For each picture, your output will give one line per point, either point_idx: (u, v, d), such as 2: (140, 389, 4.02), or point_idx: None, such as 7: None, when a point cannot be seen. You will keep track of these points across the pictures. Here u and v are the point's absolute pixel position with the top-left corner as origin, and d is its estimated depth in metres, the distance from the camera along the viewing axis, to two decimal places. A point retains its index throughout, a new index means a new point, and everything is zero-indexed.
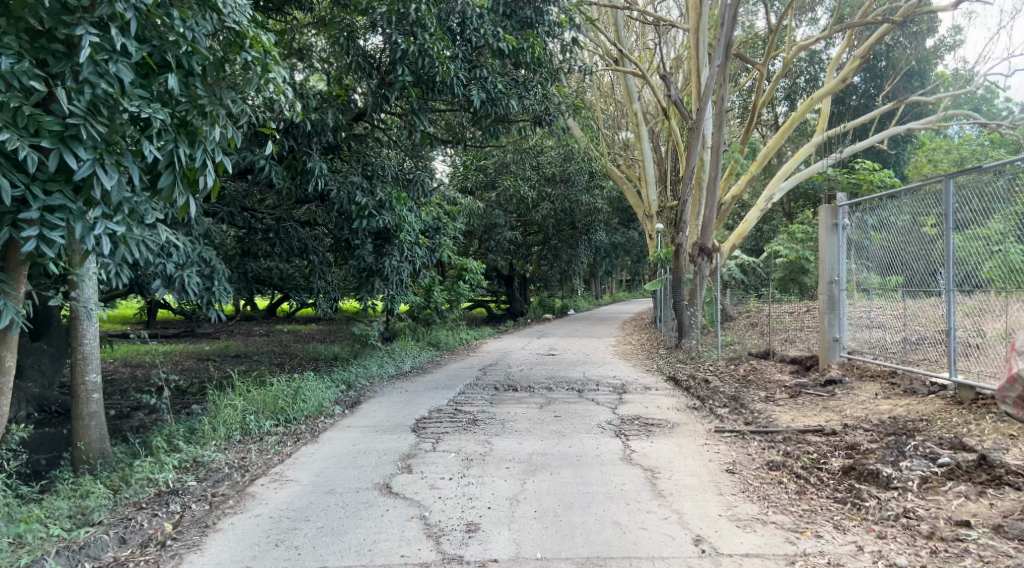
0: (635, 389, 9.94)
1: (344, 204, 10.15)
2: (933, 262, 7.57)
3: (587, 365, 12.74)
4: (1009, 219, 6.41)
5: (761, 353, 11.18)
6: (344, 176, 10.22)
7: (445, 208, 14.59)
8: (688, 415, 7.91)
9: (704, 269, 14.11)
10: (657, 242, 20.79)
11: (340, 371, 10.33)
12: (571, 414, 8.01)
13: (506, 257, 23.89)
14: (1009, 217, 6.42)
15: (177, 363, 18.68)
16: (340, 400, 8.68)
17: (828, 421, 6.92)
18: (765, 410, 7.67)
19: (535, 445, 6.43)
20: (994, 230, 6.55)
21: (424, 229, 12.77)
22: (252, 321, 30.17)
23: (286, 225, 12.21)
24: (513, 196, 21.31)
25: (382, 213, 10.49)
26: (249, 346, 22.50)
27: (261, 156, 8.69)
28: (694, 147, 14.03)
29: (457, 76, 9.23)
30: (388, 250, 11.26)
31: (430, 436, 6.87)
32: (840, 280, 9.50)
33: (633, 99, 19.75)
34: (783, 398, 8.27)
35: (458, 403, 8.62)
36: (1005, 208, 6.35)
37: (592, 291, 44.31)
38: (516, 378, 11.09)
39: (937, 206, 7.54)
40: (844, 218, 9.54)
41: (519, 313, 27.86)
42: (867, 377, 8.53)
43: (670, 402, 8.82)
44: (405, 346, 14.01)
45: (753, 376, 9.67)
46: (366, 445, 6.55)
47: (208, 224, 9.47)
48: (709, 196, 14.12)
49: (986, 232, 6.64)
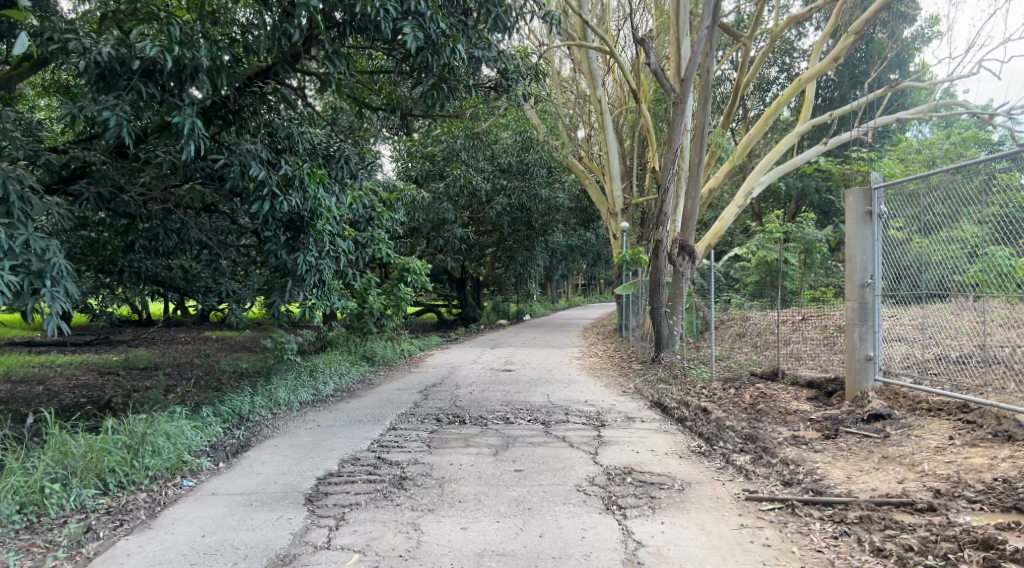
0: (616, 422, 7.77)
1: (238, 180, 7.75)
2: (905, 267, 7.20)
3: (551, 385, 10.51)
4: (990, 221, 6.26)
5: (766, 373, 9.14)
6: (238, 143, 7.82)
7: (380, 195, 12.24)
8: (696, 466, 5.77)
9: (683, 270, 12.01)
10: (622, 242, 18.69)
11: (232, 399, 7.87)
12: (538, 465, 5.80)
13: (457, 257, 21.50)
14: (990, 218, 6.24)
15: (68, 378, 15.83)
16: (217, 446, 6.26)
17: (904, 482, 4.89)
18: (801, 460, 5.61)
19: (487, 534, 4.18)
20: (973, 233, 6.45)
21: (351, 217, 10.31)
22: (178, 327, 27.15)
23: (178, 214, 9.66)
24: (464, 187, 18.97)
25: (290, 193, 8.11)
26: (161, 357, 19.56)
27: (106, 107, 6.15)
28: (675, 130, 11.92)
29: (385, 8, 7.09)
30: (302, 243, 8.82)
31: (329, 515, 4.53)
32: (874, 282, 7.53)
33: (596, 82, 17.89)
34: (817, 441, 6.23)
35: (383, 449, 6.30)
36: (984, 209, 6.23)
37: (547, 295, 42.10)
38: (464, 405, 8.75)
39: (911, 206, 7.27)
40: (879, 204, 7.57)
41: (472, 320, 25.36)
42: (922, 411, 6.52)
43: (665, 443, 6.67)
44: (331, 361, 11.59)
45: (764, 405, 7.61)
46: (222, 538, 4.17)
47: (42, 204, 6.97)
48: (691, 186, 12.06)
49: (966, 234, 6.50)
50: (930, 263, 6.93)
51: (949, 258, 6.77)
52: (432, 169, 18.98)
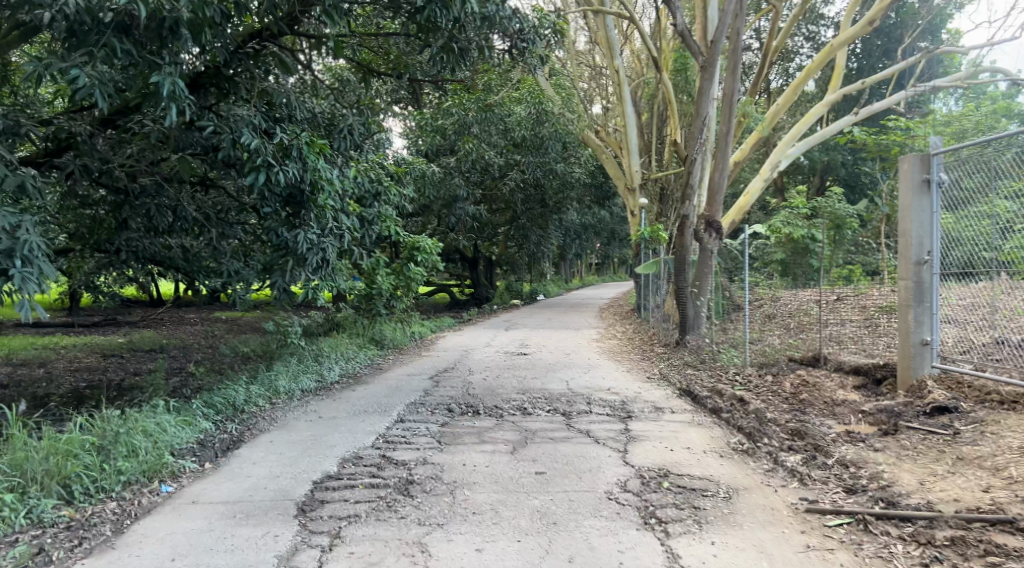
0: (644, 413, 7.10)
1: (230, 150, 7.08)
2: (967, 243, 6.43)
3: (570, 370, 9.85)
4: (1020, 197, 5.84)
5: (806, 358, 8.43)
6: (229, 108, 7.14)
7: (387, 168, 11.57)
8: (742, 468, 5.10)
9: (710, 248, 11.24)
10: (640, 219, 17.95)
11: (228, 388, 7.30)
12: (562, 467, 5.14)
13: (469, 235, 20.82)
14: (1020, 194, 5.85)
15: (69, 361, 15.37)
16: (204, 443, 5.66)
17: (990, 490, 4.22)
18: (863, 463, 4.93)
19: (506, 559, 3.57)
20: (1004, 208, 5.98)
21: (357, 193, 9.62)
22: (189, 307, 26.74)
23: (170, 189, 9.02)
24: (476, 161, 18.21)
25: (287, 163, 7.43)
26: (168, 338, 19.10)
27: (75, 64, 5.46)
28: (702, 98, 11.05)
29: None
30: (302, 219, 8.15)
31: (322, 531, 3.92)
32: (932, 258, 6.76)
33: (614, 52, 17.01)
34: (874, 438, 5.54)
35: (389, 447, 5.66)
36: (1015, 184, 5.84)
37: (561, 274, 41.34)
38: (478, 394, 8.12)
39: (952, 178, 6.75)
40: (939, 172, 6.77)
41: (485, 299, 24.72)
42: (993, 403, 5.82)
43: (702, 439, 6.00)
44: (337, 344, 10.99)
45: (809, 395, 6.92)
46: (195, 562, 3.58)
47: (14, 177, 6.34)
48: (719, 157, 11.23)
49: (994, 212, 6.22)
50: (954, 239, 6.63)
51: (972, 234, 6.38)
52: (442, 143, 18.22)
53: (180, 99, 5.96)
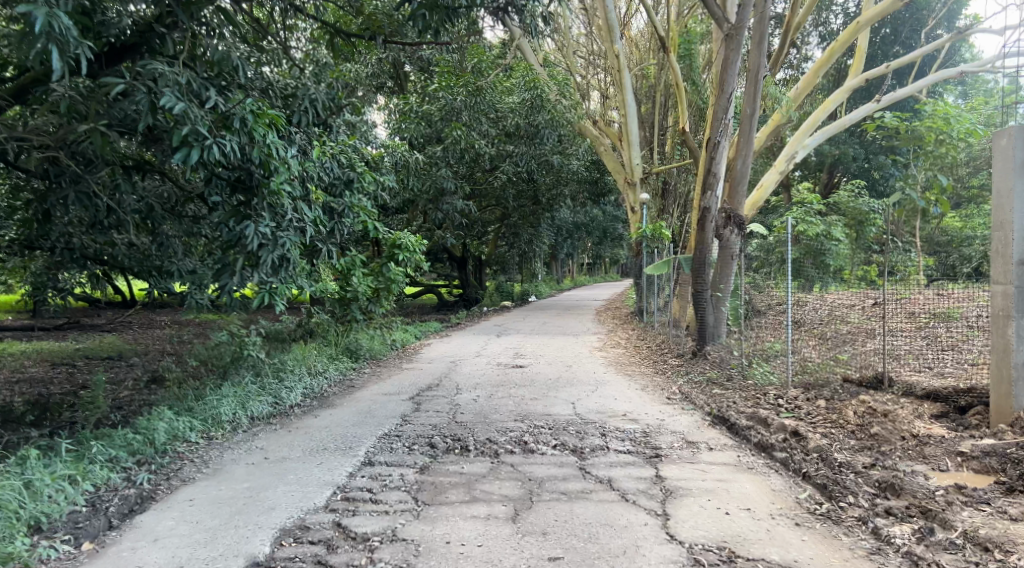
0: (677, 451, 5.66)
1: (150, 119, 5.61)
2: None
3: (575, 388, 8.37)
4: None
5: (866, 380, 7.25)
6: (148, 64, 5.64)
7: (362, 154, 10.05)
8: (834, 549, 3.71)
9: (732, 246, 9.87)
10: (641, 215, 16.55)
11: (155, 419, 5.80)
12: (585, 546, 3.72)
13: (457, 232, 19.28)
14: None
15: (13, 371, 13.73)
16: (97, 504, 4.23)
17: None
18: (1006, 544, 3.55)
19: None
20: None
21: (323, 179, 8.14)
22: (163, 309, 24.98)
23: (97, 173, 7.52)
24: (465, 151, 16.55)
25: (227, 136, 5.95)
26: (131, 344, 17.40)
27: None
28: (726, 72, 9.61)
29: None
30: (251, 208, 6.64)
31: None
32: None
33: (615, 35, 15.45)
34: (1001, 498, 4.16)
35: (347, 512, 4.21)
36: None
37: (553, 274, 39.78)
38: (468, 421, 6.63)
39: None
40: None
41: (474, 302, 23.21)
42: None
43: (763, 494, 4.58)
44: (305, 356, 9.50)
45: (885, 430, 5.51)
46: None
47: None
48: (742, 142, 9.83)
49: None
50: None
51: None
52: (428, 131, 16.28)
53: (67, 43, 4.52)
